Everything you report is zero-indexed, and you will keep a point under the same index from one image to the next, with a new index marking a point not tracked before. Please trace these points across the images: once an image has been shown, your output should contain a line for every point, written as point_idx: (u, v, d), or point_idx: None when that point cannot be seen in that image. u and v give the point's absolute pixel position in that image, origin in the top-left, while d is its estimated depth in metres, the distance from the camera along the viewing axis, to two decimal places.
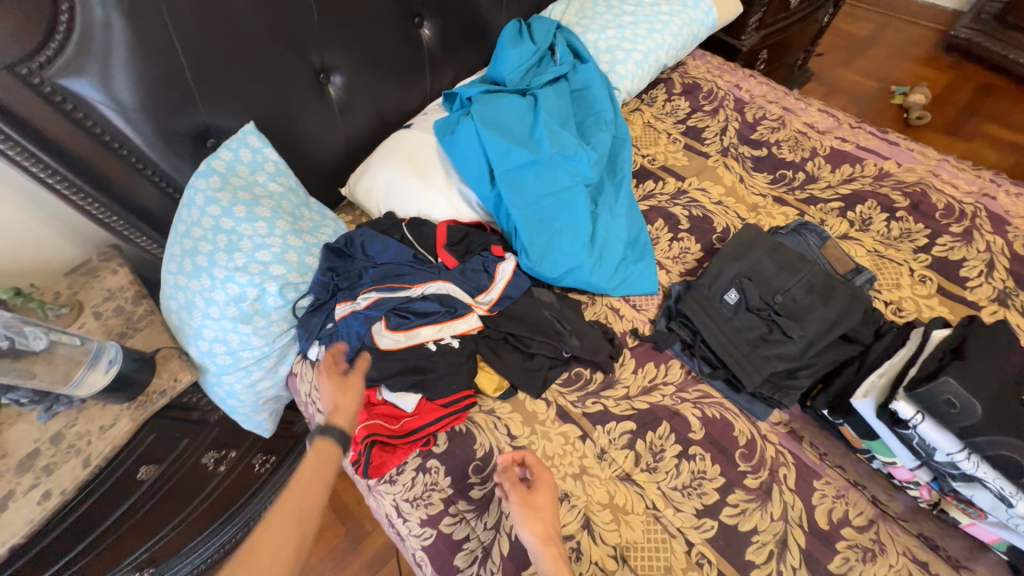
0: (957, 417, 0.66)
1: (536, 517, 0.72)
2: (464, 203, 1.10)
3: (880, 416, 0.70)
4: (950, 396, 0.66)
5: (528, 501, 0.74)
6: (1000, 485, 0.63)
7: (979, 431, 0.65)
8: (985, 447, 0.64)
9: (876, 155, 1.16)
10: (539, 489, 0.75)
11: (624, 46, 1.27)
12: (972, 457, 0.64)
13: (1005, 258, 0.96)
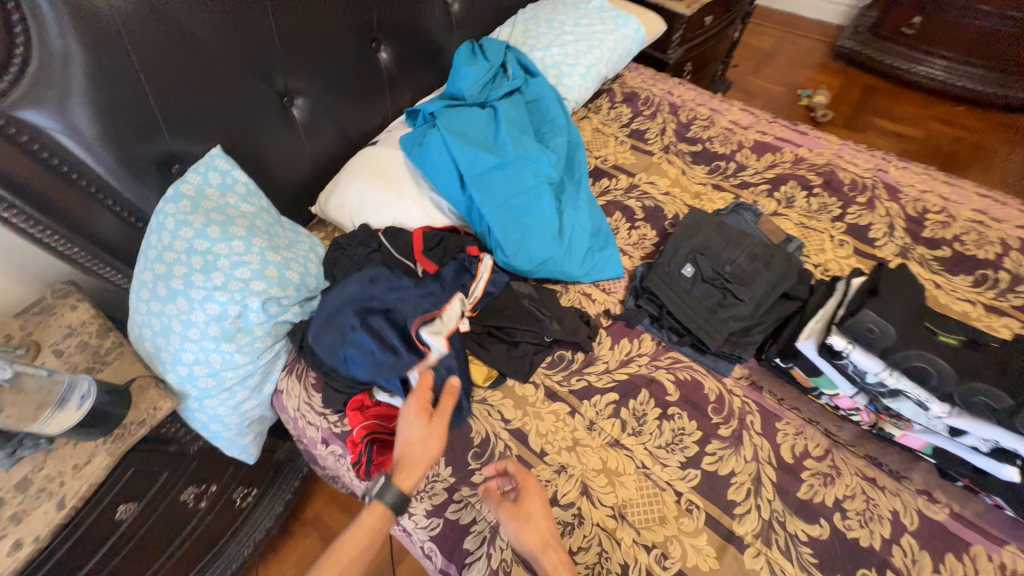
0: (878, 341, 0.79)
1: (527, 531, 0.74)
2: (437, 210, 1.16)
3: (819, 352, 0.82)
4: (871, 324, 0.80)
5: (518, 514, 0.75)
6: (919, 393, 0.75)
7: (897, 349, 0.78)
8: (903, 362, 0.77)
9: (791, 144, 1.34)
10: (528, 501, 0.76)
11: (568, 61, 1.40)
12: (893, 373, 0.77)
13: (903, 219, 1.14)
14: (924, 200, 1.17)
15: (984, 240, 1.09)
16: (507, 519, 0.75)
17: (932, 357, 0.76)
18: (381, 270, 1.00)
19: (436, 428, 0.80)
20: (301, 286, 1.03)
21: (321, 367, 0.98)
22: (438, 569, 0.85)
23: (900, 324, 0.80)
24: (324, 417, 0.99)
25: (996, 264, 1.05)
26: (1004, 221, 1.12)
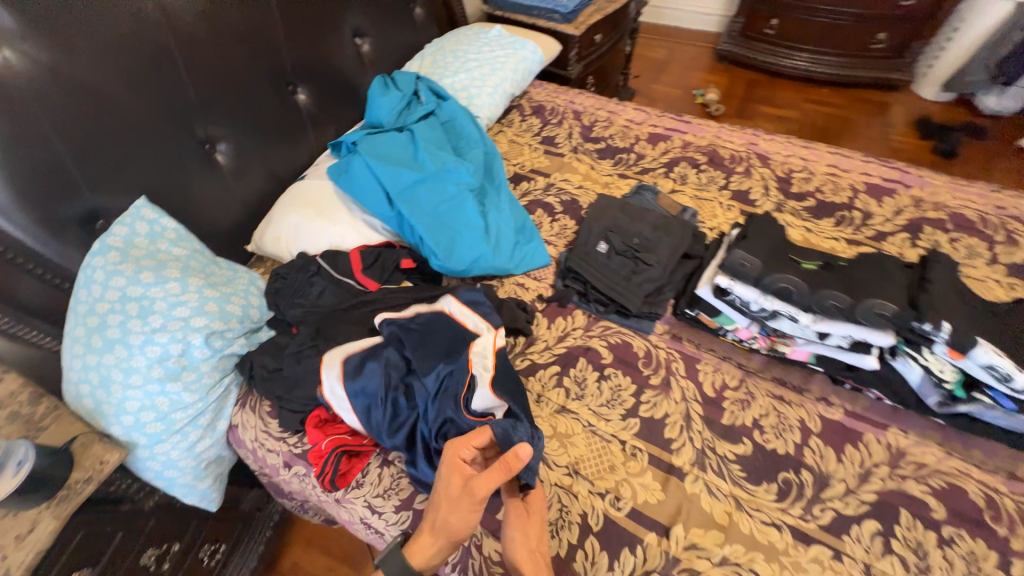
0: (750, 272, 0.93)
1: (518, 542, 0.73)
2: (371, 230, 1.23)
3: (711, 293, 0.97)
4: (742, 260, 0.95)
5: (515, 524, 0.75)
6: (789, 309, 0.89)
7: (764, 276, 0.92)
8: (770, 286, 0.91)
9: (679, 132, 1.54)
10: (528, 519, 0.76)
11: (476, 84, 1.55)
12: (767, 296, 0.90)
13: (775, 181, 1.35)
14: (789, 162, 1.39)
15: (838, 188, 1.31)
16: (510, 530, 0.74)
17: (793, 278, 0.91)
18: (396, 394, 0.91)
19: (452, 487, 0.71)
20: (245, 317, 1.06)
21: (273, 392, 1.00)
22: None
23: (766, 258, 0.95)
24: (283, 441, 1.00)
25: (849, 205, 1.26)
26: (851, 170, 1.35)
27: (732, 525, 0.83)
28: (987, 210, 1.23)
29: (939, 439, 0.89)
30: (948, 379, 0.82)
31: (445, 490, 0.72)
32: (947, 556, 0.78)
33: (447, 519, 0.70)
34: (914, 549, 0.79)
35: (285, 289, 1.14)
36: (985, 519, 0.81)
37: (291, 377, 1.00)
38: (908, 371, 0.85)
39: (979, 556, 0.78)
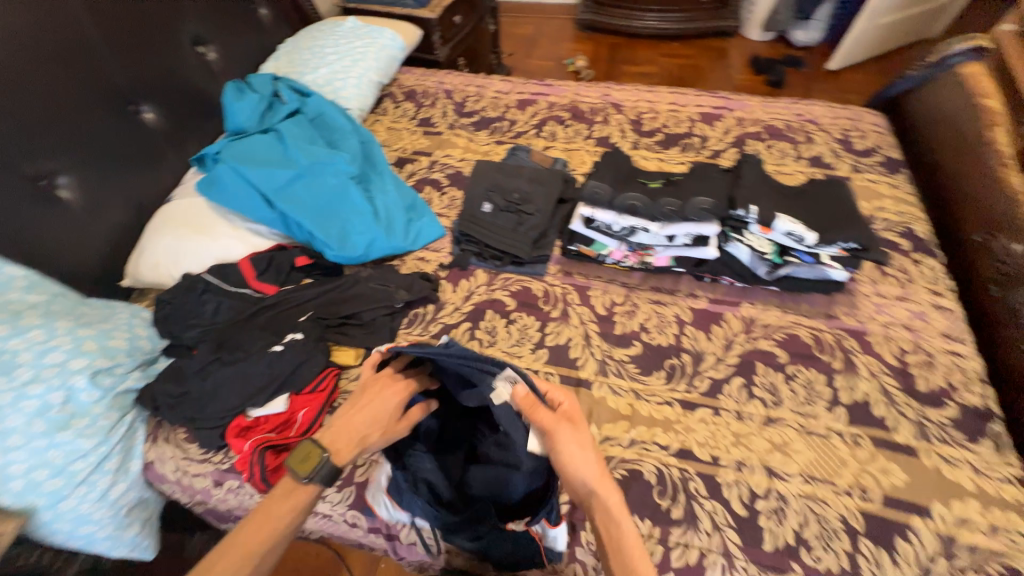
0: (603, 198, 1.08)
1: (579, 461, 0.72)
2: (257, 236, 1.21)
3: (581, 225, 1.10)
4: (596, 190, 1.09)
5: (575, 448, 0.72)
6: (641, 222, 1.04)
7: (615, 199, 1.08)
8: (622, 207, 1.06)
9: (543, 95, 1.67)
10: (575, 433, 0.75)
11: (339, 77, 1.55)
12: (621, 216, 1.06)
13: (629, 124, 1.53)
14: (638, 106, 1.58)
15: (679, 121, 1.51)
16: (561, 443, 0.72)
17: (637, 195, 1.07)
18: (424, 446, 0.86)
19: (386, 398, 0.81)
20: (133, 350, 1.01)
21: (182, 416, 0.96)
22: (368, 529, 0.93)
23: (617, 183, 1.12)
24: (207, 461, 0.98)
25: (689, 134, 1.47)
26: (687, 105, 1.56)
27: (634, 412, 0.97)
28: (791, 118, 1.50)
29: (777, 302, 1.11)
30: (767, 251, 1.02)
31: (379, 401, 0.81)
32: (792, 387, 0.98)
33: (382, 419, 0.80)
34: (769, 389, 0.99)
35: (174, 314, 1.07)
36: (814, 352, 1.03)
37: (199, 396, 0.97)
38: (739, 252, 1.04)
39: (814, 380, 0.99)
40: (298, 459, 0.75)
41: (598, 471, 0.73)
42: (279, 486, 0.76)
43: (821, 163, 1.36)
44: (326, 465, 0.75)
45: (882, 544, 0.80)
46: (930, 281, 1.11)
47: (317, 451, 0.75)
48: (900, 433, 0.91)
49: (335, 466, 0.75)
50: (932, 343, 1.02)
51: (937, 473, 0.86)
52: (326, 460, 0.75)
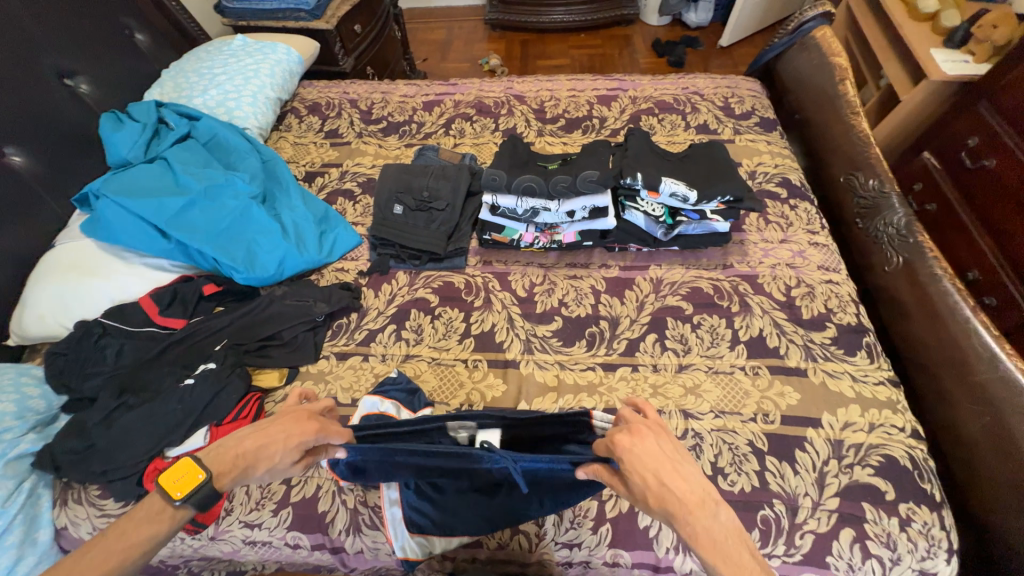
0: (501, 181, 1.11)
1: (664, 473, 0.55)
2: (159, 271, 1.15)
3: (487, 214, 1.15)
4: (491, 175, 1.12)
5: (651, 452, 0.57)
6: (540, 202, 1.10)
7: (513, 181, 1.11)
8: (522, 189, 1.10)
9: (448, 94, 1.69)
10: (645, 443, 0.58)
11: (232, 97, 1.49)
12: (521, 199, 1.11)
13: (532, 113, 1.58)
14: (540, 96, 1.64)
15: (579, 105, 1.59)
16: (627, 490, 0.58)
17: (532, 176, 1.11)
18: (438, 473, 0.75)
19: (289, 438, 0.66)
20: (24, 412, 0.94)
21: (93, 471, 0.90)
22: (313, 547, 0.91)
23: (512, 167, 1.15)
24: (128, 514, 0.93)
25: (589, 116, 1.55)
26: (585, 90, 1.64)
27: (561, 382, 1.02)
28: (679, 91, 1.61)
29: (680, 261, 1.20)
30: (660, 215, 1.11)
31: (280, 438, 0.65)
32: (699, 335, 1.07)
33: (275, 455, 0.64)
34: (679, 340, 1.07)
35: (71, 366, 0.99)
36: (715, 300, 1.12)
37: (108, 447, 0.91)
38: (636, 219, 1.13)
39: (717, 325, 1.08)
40: (172, 477, 0.58)
41: (701, 489, 0.54)
42: (140, 509, 0.58)
43: (707, 130, 1.47)
44: (204, 488, 0.57)
45: (784, 458, 0.90)
46: (807, 222, 1.24)
47: (199, 467, 0.59)
48: (791, 358, 1.02)
49: (216, 490, 0.58)
50: (811, 276, 1.14)
51: (822, 387, 0.98)
52: (207, 481, 0.58)
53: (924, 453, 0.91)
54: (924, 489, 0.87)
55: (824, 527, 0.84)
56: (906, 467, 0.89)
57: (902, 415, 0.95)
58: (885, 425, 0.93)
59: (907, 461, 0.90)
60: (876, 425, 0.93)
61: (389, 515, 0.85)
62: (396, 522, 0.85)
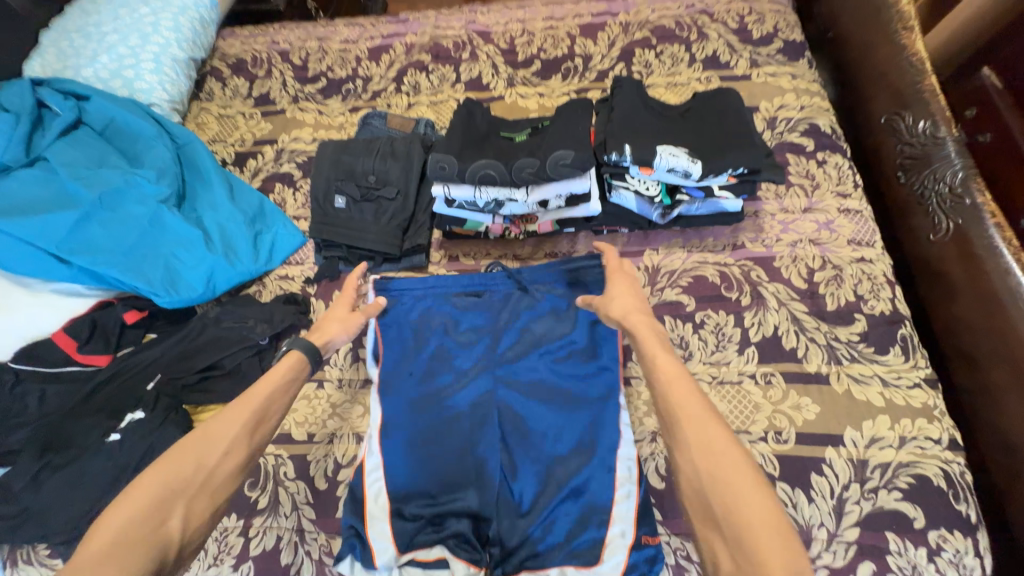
0: (451, 171, 0.87)
1: (624, 295, 0.76)
2: (69, 297, 0.98)
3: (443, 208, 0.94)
4: (440, 163, 0.87)
5: (621, 283, 0.77)
6: (505, 193, 0.88)
7: (467, 168, 0.86)
8: (480, 178, 0.87)
9: (398, 36, 1.38)
10: (617, 276, 0.79)
11: (128, 64, 1.21)
12: (482, 190, 0.89)
13: (500, 56, 1.28)
14: (509, 30, 1.32)
15: (557, 41, 1.28)
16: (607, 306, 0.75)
17: (489, 160, 0.87)
18: (454, 343, 0.92)
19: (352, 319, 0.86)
20: None
21: (30, 536, 0.82)
22: None
23: (467, 146, 0.90)
24: None
25: (571, 55, 1.26)
26: (566, 17, 1.32)
27: None
28: (684, 11, 1.27)
29: (681, 243, 1.00)
30: (655, 194, 0.90)
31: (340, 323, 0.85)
32: (702, 337, 0.91)
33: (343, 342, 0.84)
34: (679, 344, 0.91)
35: None
36: (723, 292, 0.94)
37: (42, 511, 0.82)
38: (626, 201, 0.92)
39: (723, 324, 0.92)
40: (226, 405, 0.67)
41: (641, 304, 0.74)
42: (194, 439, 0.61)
43: (718, 64, 1.18)
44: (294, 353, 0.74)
45: (797, 483, 0.79)
46: (836, 182, 1.02)
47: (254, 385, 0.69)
48: (811, 362, 0.87)
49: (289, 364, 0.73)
50: (840, 254, 0.95)
51: (846, 397, 0.84)
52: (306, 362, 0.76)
53: (962, 467, 0.79)
54: (958, 511, 0.76)
55: (840, 560, 0.75)
56: (939, 488, 0.77)
57: (938, 424, 0.81)
58: (917, 438, 0.81)
59: (940, 480, 0.78)
60: (908, 439, 0.80)
61: (370, 518, 0.79)
62: (385, 526, 0.79)
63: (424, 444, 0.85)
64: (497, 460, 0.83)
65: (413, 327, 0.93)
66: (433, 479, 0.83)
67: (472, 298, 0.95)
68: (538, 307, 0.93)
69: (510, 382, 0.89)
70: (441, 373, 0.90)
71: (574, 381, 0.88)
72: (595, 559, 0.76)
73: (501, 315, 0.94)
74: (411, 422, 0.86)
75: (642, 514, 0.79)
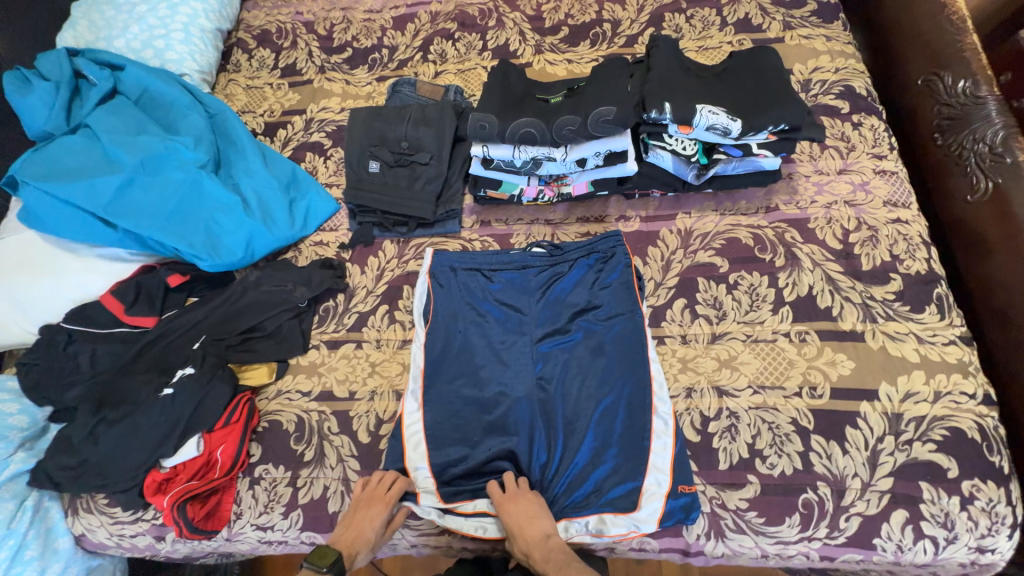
0: (491, 130, 0.89)
1: (528, 527, 0.76)
2: (115, 262, 1.01)
3: (481, 167, 0.97)
4: (480, 122, 0.89)
5: (519, 514, 0.77)
6: (542, 152, 0.91)
7: (505, 128, 0.89)
8: (519, 138, 0.89)
9: (423, 5, 1.37)
10: (518, 504, 0.78)
11: (159, 34, 1.22)
12: (520, 149, 0.91)
13: (527, 22, 1.27)
14: None
15: (585, 6, 1.26)
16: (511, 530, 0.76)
17: (531, 119, 0.89)
18: (492, 303, 0.94)
19: (376, 514, 0.78)
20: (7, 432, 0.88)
21: (90, 485, 0.85)
22: None
23: (505, 107, 0.92)
24: (139, 521, 0.89)
25: (599, 20, 1.24)
26: None
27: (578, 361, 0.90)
28: None
29: (713, 206, 1.00)
30: (693, 153, 0.90)
31: (366, 521, 0.78)
32: (736, 297, 0.92)
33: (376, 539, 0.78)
34: (712, 304, 0.92)
35: (44, 376, 0.90)
36: (756, 254, 0.95)
37: (101, 462, 0.85)
38: (662, 161, 0.92)
39: (757, 285, 0.92)
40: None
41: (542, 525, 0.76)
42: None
43: (749, 26, 1.16)
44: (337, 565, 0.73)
45: (832, 436, 0.80)
46: (872, 143, 1.01)
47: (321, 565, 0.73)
48: (846, 320, 0.87)
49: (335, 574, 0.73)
50: (875, 215, 0.95)
51: (881, 353, 0.84)
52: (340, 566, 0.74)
53: (996, 421, 0.80)
54: (991, 462, 0.77)
55: (874, 509, 0.77)
56: (974, 440, 0.78)
57: (973, 379, 0.82)
58: (953, 393, 0.81)
59: (975, 432, 0.79)
60: (943, 394, 0.81)
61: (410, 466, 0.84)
62: (428, 476, 0.84)
63: (463, 399, 0.88)
64: (532, 413, 0.86)
65: (453, 288, 0.96)
66: (472, 433, 0.86)
67: (511, 260, 0.97)
68: (575, 269, 0.95)
69: (546, 339, 0.91)
70: (477, 336, 0.92)
71: (611, 336, 0.90)
72: (631, 505, 0.78)
73: (539, 276, 0.96)
74: (449, 381, 0.89)
75: (678, 465, 0.80)
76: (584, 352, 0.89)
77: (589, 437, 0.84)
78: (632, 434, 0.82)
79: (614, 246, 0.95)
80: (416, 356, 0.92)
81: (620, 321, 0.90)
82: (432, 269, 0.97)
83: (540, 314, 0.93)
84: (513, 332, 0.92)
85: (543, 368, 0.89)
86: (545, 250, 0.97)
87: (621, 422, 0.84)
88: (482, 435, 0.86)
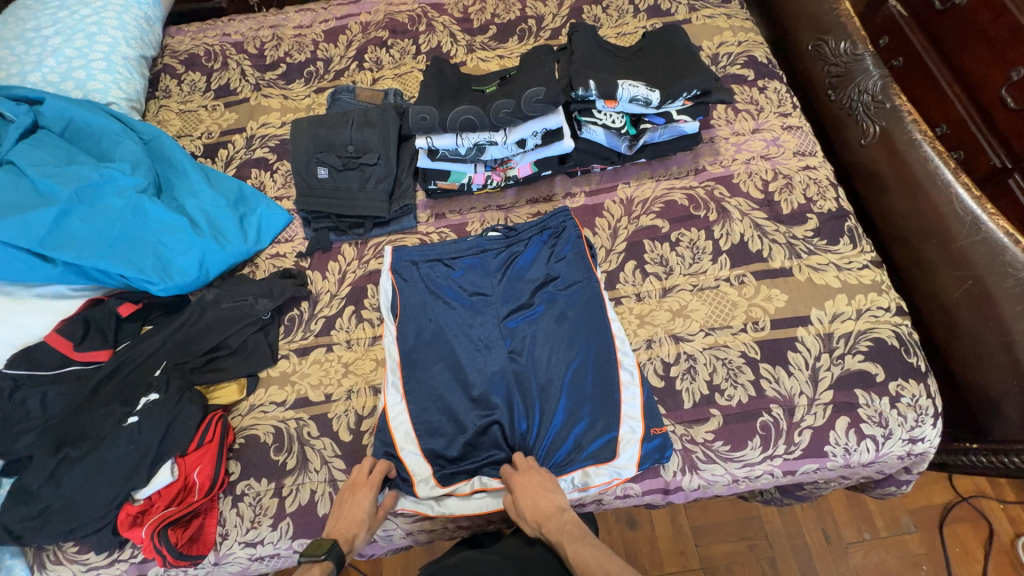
0: (432, 121, 0.94)
1: (541, 502, 0.78)
2: (58, 300, 0.97)
3: (429, 158, 1.02)
4: (420, 114, 0.94)
5: (534, 489, 0.79)
6: (483, 136, 0.96)
7: (445, 116, 0.93)
8: (460, 125, 0.94)
9: (352, 17, 1.39)
10: (529, 481, 0.80)
11: (78, 65, 1.19)
12: (463, 136, 0.96)
13: (456, 25, 1.33)
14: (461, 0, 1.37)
15: (509, 6, 1.34)
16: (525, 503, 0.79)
17: (469, 106, 0.94)
18: (456, 290, 0.97)
19: (365, 497, 0.80)
20: None
21: (56, 532, 0.80)
22: None
23: (443, 99, 0.97)
24: (115, 562, 0.85)
25: (524, 17, 1.31)
26: None
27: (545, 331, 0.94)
28: None
29: (648, 174, 1.09)
30: (621, 125, 0.98)
31: (355, 507, 0.79)
32: (679, 253, 1.00)
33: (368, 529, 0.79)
34: (659, 262, 1.00)
35: None
36: (692, 212, 1.03)
37: (66, 505, 0.80)
38: (596, 136, 1.00)
39: (697, 239, 1.01)
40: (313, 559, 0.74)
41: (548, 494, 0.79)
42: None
43: (660, 11, 1.27)
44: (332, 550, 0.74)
45: (777, 362, 0.89)
46: (777, 104, 1.13)
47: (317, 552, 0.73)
48: (775, 259, 0.97)
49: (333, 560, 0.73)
50: (788, 165, 1.06)
51: (809, 283, 0.95)
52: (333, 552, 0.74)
53: (909, 328, 0.91)
54: (910, 363, 0.88)
55: (821, 420, 0.85)
56: (893, 346, 0.89)
57: (887, 295, 0.93)
58: (871, 308, 0.92)
59: (893, 339, 0.90)
60: (863, 311, 0.92)
61: (407, 459, 0.84)
62: (421, 463, 0.85)
63: (440, 383, 0.90)
64: (509, 386, 0.89)
65: (416, 279, 0.97)
66: (455, 414, 0.87)
67: (469, 246, 1.00)
68: (530, 247, 1.00)
69: (512, 316, 0.95)
70: (447, 323, 0.94)
71: (572, 304, 0.95)
72: (610, 454, 0.83)
73: (497, 258, 0.99)
74: (427, 368, 0.91)
75: (648, 411, 0.86)
76: (550, 322, 0.94)
77: (564, 400, 0.88)
78: (603, 389, 0.87)
79: (564, 223, 1.01)
80: (389, 351, 0.93)
81: (578, 288, 0.95)
82: (394, 265, 0.98)
83: (504, 293, 0.97)
84: (481, 315, 0.95)
85: (514, 343, 0.93)
86: (501, 232, 1.01)
87: (592, 381, 0.88)
88: (465, 414, 0.87)
